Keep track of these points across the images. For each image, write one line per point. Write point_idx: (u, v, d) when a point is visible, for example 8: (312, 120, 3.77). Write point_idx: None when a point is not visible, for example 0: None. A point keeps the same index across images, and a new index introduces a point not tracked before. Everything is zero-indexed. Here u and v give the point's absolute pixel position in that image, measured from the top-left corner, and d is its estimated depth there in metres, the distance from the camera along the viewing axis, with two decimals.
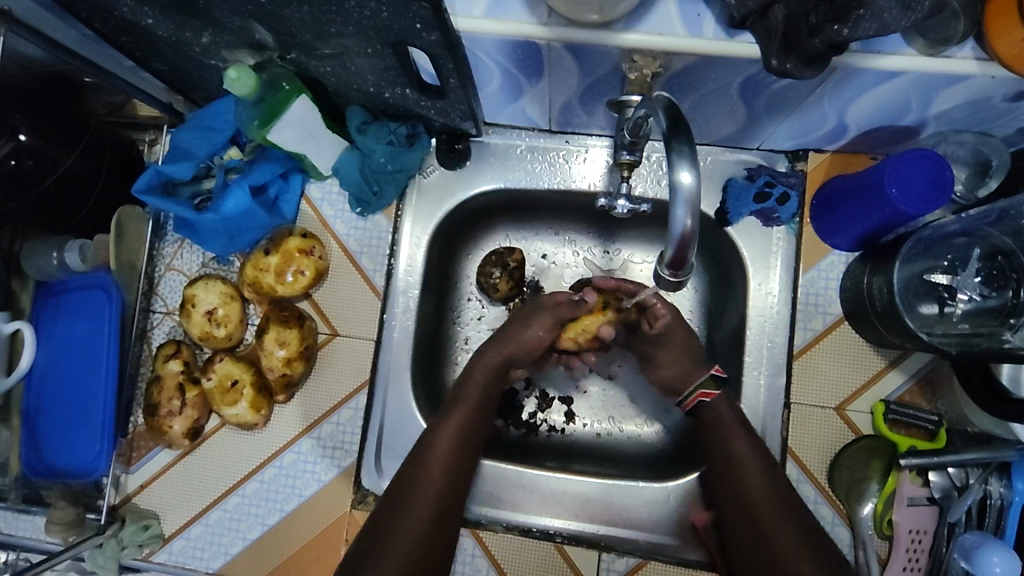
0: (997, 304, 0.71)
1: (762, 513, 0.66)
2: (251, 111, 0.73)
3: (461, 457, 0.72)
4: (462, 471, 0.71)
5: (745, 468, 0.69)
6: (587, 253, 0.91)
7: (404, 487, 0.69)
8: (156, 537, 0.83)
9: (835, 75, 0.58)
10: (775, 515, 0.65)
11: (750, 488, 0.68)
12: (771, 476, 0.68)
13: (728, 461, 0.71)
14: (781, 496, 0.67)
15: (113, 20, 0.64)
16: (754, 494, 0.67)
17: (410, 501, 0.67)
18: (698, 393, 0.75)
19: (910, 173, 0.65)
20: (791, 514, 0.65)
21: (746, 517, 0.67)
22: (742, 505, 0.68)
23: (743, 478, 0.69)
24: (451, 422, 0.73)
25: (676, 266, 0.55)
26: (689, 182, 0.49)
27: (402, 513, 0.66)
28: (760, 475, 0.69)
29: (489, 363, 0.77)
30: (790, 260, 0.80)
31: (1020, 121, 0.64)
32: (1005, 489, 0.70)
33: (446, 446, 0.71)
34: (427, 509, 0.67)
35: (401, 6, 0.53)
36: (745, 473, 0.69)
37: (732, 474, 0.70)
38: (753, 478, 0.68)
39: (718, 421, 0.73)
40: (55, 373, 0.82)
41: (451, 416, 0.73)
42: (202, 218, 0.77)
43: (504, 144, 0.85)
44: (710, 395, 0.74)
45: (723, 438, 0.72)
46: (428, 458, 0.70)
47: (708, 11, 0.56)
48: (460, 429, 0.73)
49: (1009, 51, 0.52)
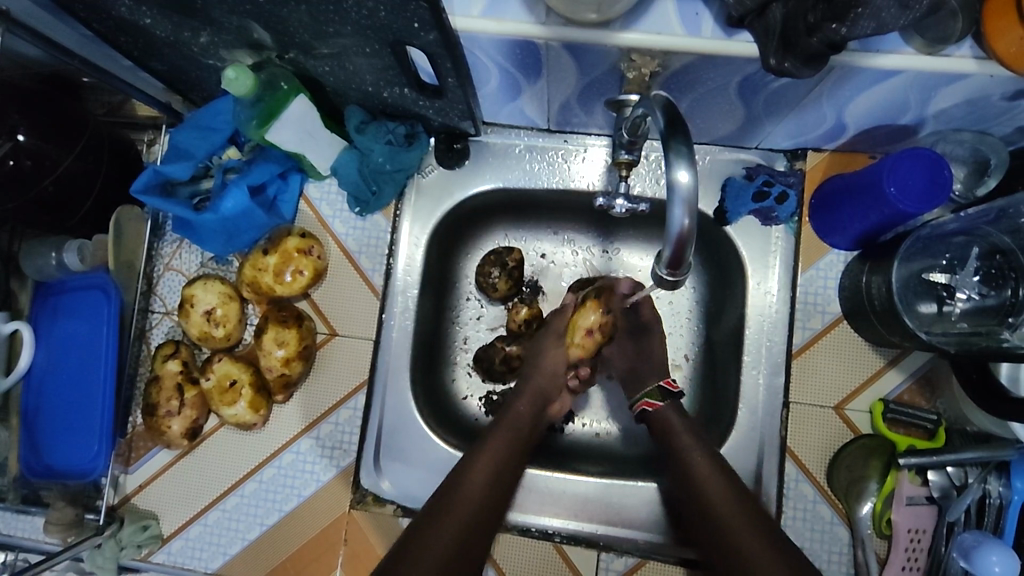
0: (995, 303, 0.71)
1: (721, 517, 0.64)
2: (250, 110, 0.73)
3: (493, 493, 0.69)
4: (493, 507, 0.68)
5: (701, 472, 0.68)
6: (586, 252, 0.91)
7: (431, 515, 0.65)
8: (155, 537, 0.83)
9: (834, 74, 0.58)
10: (738, 516, 0.64)
11: (710, 489, 0.67)
12: (728, 478, 0.67)
13: (684, 466, 0.69)
14: (739, 495, 0.66)
15: (111, 20, 0.64)
16: (708, 495, 0.66)
17: (437, 526, 0.64)
18: (642, 403, 0.76)
19: (908, 173, 0.65)
20: (753, 514, 0.64)
21: (707, 522, 0.65)
22: (701, 509, 0.66)
23: (701, 481, 0.67)
24: (485, 455, 0.71)
25: (674, 266, 0.54)
26: (686, 181, 0.49)
27: (425, 539, 0.63)
28: (719, 477, 0.67)
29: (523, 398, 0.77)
30: (789, 259, 0.80)
31: (1017, 120, 0.64)
32: (1004, 489, 0.70)
33: (480, 479, 0.69)
34: (451, 537, 0.64)
35: (399, 6, 0.53)
36: (700, 478, 0.68)
37: (688, 481, 0.69)
38: (709, 483, 0.67)
39: (665, 424, 0.74)
40: (54, 374, 0.82)
41: (487, 449, 0.71)
42: (200, 217, 0.77)
43: (503, 144, 0.84)
44: (651, 406, 0.75)
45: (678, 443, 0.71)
46: (460, 488, 0.68)
47: (707, 11, 0.56)
48: (494, 464, 0.70)
49: (1007, 50, 0.52)
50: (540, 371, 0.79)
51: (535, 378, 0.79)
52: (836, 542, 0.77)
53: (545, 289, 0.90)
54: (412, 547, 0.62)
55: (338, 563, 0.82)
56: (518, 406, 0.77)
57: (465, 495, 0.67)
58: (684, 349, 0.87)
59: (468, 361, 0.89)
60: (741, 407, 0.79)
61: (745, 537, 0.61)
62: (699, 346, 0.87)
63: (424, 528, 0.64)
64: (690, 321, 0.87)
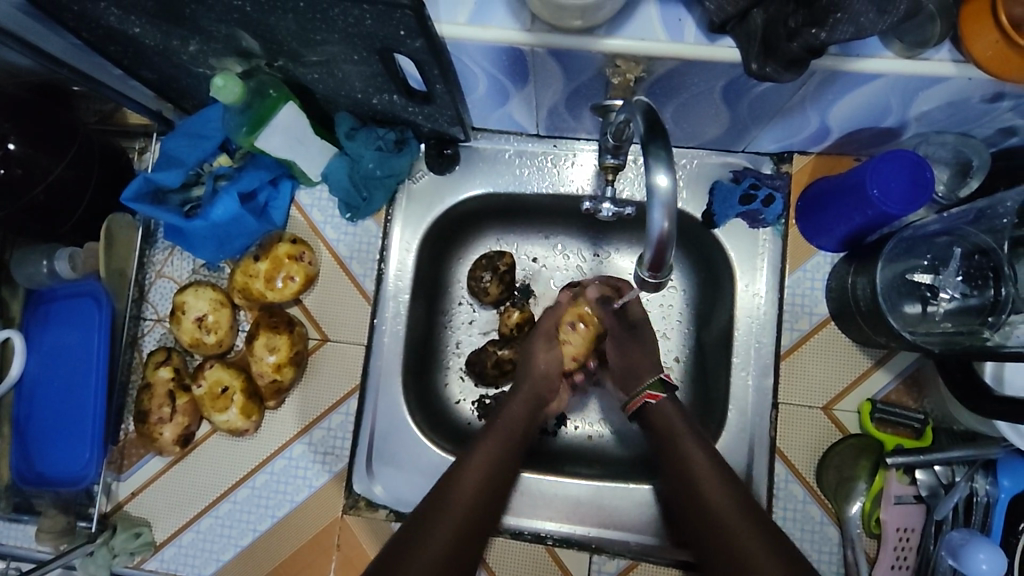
0: (978, 303, 0.72)
1: (724, 525, 0.63)
2: (239, 118, 0.74)
3: (489, 491, 0.69)
4: (490, 503, 0.69)
5: (705, 478, 0.67)
6: (577, 256, 0.91)
7: (428, 515, 0.66)
8: (147, 544, 0.83)
9: (815, 79, 0.59)
10: (745, 524, 0.62)
11: (710, 497, 0.66)
12: (731, 489, 0.66)
13: (684, 473, 0.69)
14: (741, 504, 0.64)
15: (100, 29, 0.65)
16: (713, 502, 0.65)
17: (432, 527, 0.64)
18: (646, 395, 0.76)
19: (890, 174, 0.66)
20: (762, 526, 0.62)
21: (709, 527, 0.64)
22: (706, 519, 0.64)
23: (702, 490, 0.66)
24: (482, 455, 0.71)
25: (655, 267, 0.55)
26: (665, 185, 0.50)
27: (422, 540, 0.63)
28: (722, 487, 0.66)
29: (523, 404, 0.77)
30: (776, 261, 0.81)
31: (998, 121, 0.65)
32: (990, 487, 0.71)
33: (477, 477, 0.69)
34: (448, 536, 0.64)
35: (385, 15, 0.53)
36: (708, 482, 0.67)
37: (690, 488, 0.68)
38: (714, 489, 0.66)
39: (672, 433, 0.72)
40: (44, 383, 0.82)
41: (482, 450, 0.72)
42: (191, 224, 0.78)
43: (492, 149, 0.85)
44: (655, 398, 0.75)
45: (682, 450, 0.70)
46: (456, 488, 0.68)
47: (689, 17, 0.57)
48: (490, 464, 0.71)
49: (983, 54, 0.54)
50: (530, 377, 0.78)
51: (527, 382, 0.78)
52: (827, 542, 0.78)
53: (536, 292, 0.91)
54: (405, 547, 0.62)
55: (331, 568, 0.82)
56: (510, 410, 0.76)
57: (464, 492, 0.68)
58: (677, 351, 0.87)
59: (460, 365, 0.90)
60: (730, 408, 0.80)
61: (750, 542, 0.60)
62: (689, 348, 0.87)
63: (421, 528, 0.64)
64: (680, 323, 0.88)
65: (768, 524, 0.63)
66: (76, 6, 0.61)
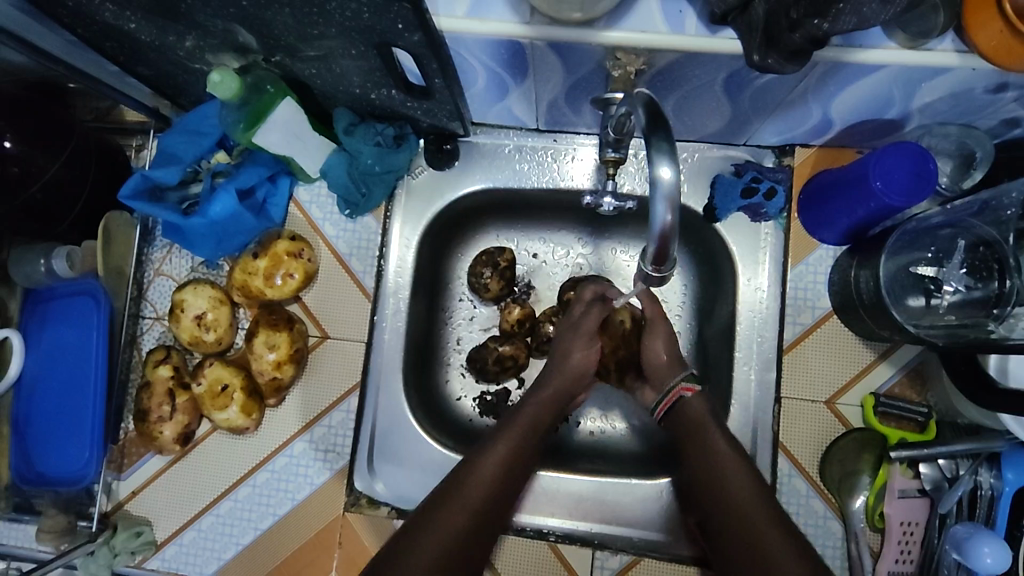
0: (982, 295, 0.71)
1: (756, 532, 0.60)
2: (235, 113, 0.73)
3: (502, 489, 0.68)
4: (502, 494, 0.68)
5: (729, 472, 0.66)
6: (577, 251, 0.90)
7: (431, 511, 0.65)
8: (149, 543, 0.83)
9: (818, 70, 0.58)
10: (775, 531, 0.60)
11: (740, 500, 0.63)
12: (757, 482, 0.65)
13: (710, 464, 0.67)
14: (765, 499, 0.63)
15: (96, 25, 0.64)
16: (737, 499, 0.64)
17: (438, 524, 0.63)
18: (680, 388, 0.74)
19: (894, 165, 0.66)
20: (791, 534, 0.60)
21: (733, 527, 0.62)
22: (730, 519, 0.63)
23: (730, 487, 0.65)
24: (493, 457, 0.69)
25: (658, 261, 0.55)
26: (669, 178, 0.49)
27: (422, 536, 0.62)
28: (749, 483, 0.65)
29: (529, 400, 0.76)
30: (778, 254, 0.81)
31: (1001, 112, 0.65)
32: (994, 480, 0.71)
33: (495, 471, 0.68)
34: (456, 531, 0.63)
35: (382, 7, 0.53)
36: (729, 478, 0.65)
37: (716, 484, 0.66)
38: (743, 488, 0.64)
39: (695, 417, 0.71)
40: (44, 382, 0.82)
41: (498, 445, 0.70)
42: (189, 222, 0.77)
43: (492, 144, 0.85)
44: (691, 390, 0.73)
45: (708, 441, 0.69)
46: (463, 489, 0.66)
47: (690, 8, 0.56)
48: (504, 461, 0.69)
49: (988, 44, 0.53)
50: (563, 372, 0.77)
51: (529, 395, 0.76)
52: (830, 537, 0.77)
53: (537, 287, 0.90)
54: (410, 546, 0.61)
55: (332, 565, 0.81)
56: (530, 409, 0.74)
57: (477, 487, 0.66)
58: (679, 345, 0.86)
59: (461, 362, 0.89)
60: (732, 402, 0.80)
61: (770, 540, 0.59)
62: (691, 343, 0.86)
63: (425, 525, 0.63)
64: (682, 318, 0.87)
65: (795, 529, 0.61)
66: (71, 3, 0.60)
